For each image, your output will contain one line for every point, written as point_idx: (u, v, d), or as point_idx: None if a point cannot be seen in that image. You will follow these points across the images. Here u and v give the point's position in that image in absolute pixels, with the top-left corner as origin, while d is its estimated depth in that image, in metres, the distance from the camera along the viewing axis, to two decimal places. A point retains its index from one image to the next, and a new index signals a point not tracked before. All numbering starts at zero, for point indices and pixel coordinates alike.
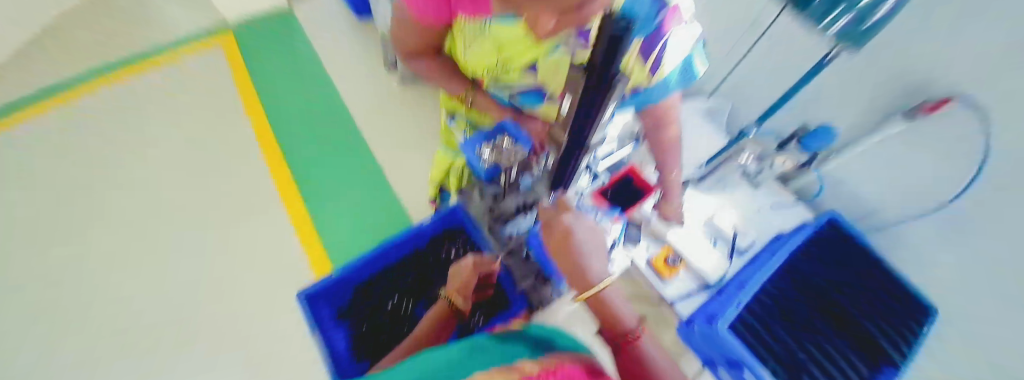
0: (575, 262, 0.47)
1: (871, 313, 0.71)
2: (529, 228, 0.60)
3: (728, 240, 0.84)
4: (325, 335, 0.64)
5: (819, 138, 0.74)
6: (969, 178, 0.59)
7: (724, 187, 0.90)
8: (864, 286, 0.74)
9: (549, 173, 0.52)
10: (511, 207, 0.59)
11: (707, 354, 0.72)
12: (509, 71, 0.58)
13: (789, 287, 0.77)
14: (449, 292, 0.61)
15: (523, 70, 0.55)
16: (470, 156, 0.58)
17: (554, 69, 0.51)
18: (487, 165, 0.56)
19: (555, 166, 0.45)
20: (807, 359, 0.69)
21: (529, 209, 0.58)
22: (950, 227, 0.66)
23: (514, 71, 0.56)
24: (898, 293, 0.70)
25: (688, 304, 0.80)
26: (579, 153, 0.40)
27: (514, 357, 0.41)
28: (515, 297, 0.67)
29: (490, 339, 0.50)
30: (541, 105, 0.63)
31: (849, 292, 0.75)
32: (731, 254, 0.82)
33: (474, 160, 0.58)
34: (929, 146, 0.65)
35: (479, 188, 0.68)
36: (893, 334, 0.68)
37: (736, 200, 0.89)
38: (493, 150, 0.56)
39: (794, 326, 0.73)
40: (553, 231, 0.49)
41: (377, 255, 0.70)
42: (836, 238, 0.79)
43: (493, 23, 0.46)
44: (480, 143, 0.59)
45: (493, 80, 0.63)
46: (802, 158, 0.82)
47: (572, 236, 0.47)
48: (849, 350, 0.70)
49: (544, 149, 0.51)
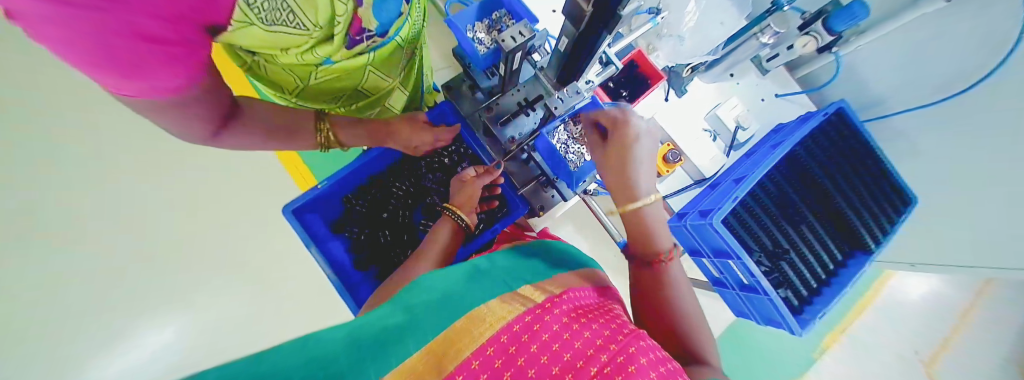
0: (628, 171, 0.53)
1: (859, 204, 0.72)
2: (535, 130, 0.52)
3: (728, 135, 0.89)
4: (322, 246, 0.63)
5: (846, 16, 0.65)
6: (1006, 53, 0.56)
7: (730, 75, 0.88)
8: (862, 180, 0.74)
9: (563, 66, 0.44)
10: (511, 104, 0.51)
11: (693, 244, 0.78)
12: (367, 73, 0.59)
13: (788, 177, 0.74)
14: (456, 207, 0.57)
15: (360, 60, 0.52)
16: (463, 39, 0.47)
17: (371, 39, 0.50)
18: (488, 50, 0.46)
19: (576, 49, 0.38)
20: (794, 247, 0.70)
21: (535, 107, 0.51)
22: (965, 114, 0.66)
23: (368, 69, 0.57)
24: (886, 187, 0.74)
25: (680, 197, 0.90)
26: (600, 35, 0.34)
27: (508, 279, 0.46)
28: (513, 201, 0.65)
29: (484, 257, 0.54)
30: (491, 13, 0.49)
31: (845, 186, 0.73)
32: (728, 149, 0.89)
33: (469, 46, 0.47)
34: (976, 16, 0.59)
35: (470, 85, 0.58)
36: (870, 221, 0.72)
37: (740, 90, 0.90)
38: (490, 33, 0.48)
39: (786, 215, 0.72)
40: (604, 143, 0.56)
41: (362, 163, 0.64)
42: (839, 128, 0.76)
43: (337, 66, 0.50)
44: (474, 24, 0.49)
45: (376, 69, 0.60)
46: (827, 41, 0.70)
47: (625, 144, 0.53)
48: (831, 237, 0.72)
49: (563, 62, 0.43)
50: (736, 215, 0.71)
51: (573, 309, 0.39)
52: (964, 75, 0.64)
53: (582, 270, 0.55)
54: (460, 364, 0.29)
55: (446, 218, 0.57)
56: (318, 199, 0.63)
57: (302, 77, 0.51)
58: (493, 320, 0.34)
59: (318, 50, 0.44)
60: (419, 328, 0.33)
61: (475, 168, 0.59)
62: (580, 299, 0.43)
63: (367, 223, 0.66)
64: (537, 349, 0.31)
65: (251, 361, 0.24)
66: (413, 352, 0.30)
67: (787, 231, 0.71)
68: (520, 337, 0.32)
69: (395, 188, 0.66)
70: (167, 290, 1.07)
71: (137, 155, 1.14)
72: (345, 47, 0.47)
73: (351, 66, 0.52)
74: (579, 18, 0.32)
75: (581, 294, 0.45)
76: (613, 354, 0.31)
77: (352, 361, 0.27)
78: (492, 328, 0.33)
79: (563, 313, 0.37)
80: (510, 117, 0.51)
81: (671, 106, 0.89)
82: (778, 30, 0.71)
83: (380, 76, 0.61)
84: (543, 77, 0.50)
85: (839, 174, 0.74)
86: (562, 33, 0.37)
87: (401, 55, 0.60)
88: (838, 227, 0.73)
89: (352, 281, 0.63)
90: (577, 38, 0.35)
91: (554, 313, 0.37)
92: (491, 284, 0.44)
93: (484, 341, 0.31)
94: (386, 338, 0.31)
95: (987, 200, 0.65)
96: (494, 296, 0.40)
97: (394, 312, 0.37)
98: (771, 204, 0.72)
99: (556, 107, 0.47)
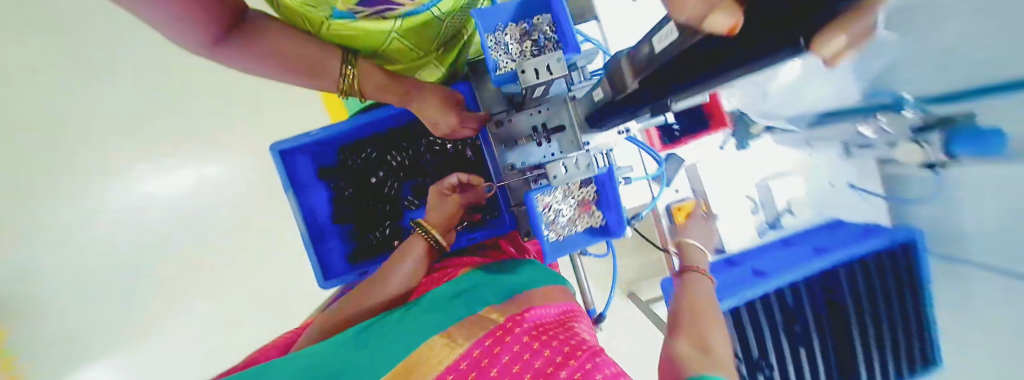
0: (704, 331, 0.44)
1: (877, 339, 0.65)
2: (540, 162, 0.41)
3: (773, 213, 0.78)
4: (304, 193, 0.61)
5: (972, 144, 0.45)
6: None
7: (809, 146, 0.73)
8: (892, 321, 0.64)
9: (603, 117, 0.32)
10: (524, 126, 0.41)
11: None
12: None
13: (811, 294, 0.66)
14: (431, 226, 0.51)
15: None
16: (484, 44, 0.33)
17: None
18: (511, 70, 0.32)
19: (616, 106, 0.27)
20: (781, 359, 0.67)
21: (548, 139, 0.41)
22: None
23: None
24: (915, 342, 0.62)
25: None
26: (646, 107, 0.25)
27: (473, 296, 0.44)
28: (504, 217, 0.59)
29: (460, 268, 0.53)
30: (532, 16, 0.34)
31: (873, 318, 0.65)
32: (766, 228, 0.79)
33: (489, 55, 0.33)
34: None
35: None
36: (878, 362, 0.65)
37: (812, 167, 0.77)
38: (524, 42, 0.34)
39: (789, 327, 0.67)
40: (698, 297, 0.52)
41: (365, 122, 0.59)
42: (897, 263, 0.62)
43: None
44: (505, 21, 0.34)
45: None
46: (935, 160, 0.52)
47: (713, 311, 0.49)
48: (827, 362, 0.67)
49: (603, 114, 0.32)
50: (736, 313, 0.65)
51: (535, 328, 0.38)
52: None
53: (552, 285, 0.51)
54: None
55: (418, 236, 0.51)
56: (313, 145, 0.60)
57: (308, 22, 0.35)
58: (438, 355, 0.34)
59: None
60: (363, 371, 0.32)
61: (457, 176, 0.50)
62: (543, 317, 0.41)
63: (356, 183, 0.63)
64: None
65: None
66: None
67: (779, 343, 0.66)
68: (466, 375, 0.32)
69: (391, 157, 0.62)
70: None
71: None
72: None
73: (365, 29, 0.35)
74: (617, 79, 0.24)
75: (544, 310, 0.42)
76: None
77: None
78: (439, 364, 0.33)
79: (518, 337, 0.36)
80: (519, 141, 0.42)
81: (723, 158, 0.78)
82: (883, 128, 0.54)
83: (410, 48, 0.41)
84: (572, 107, 0.40)
85: (873, 303, 0.65)
86: (600, 81, 0.29)
87: (444, 25, 0.39)
88: (839, 355, 0.67)
89: (325, 234, 0.63)
90: (612, 100, 0.27)
91: (507, 340, 0.35)
92: (454, 304, 0.43)
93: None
94: (336, 378, 0.32)
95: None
96: (452, 321, 0.39)
97: (353, 344, 0.38)
98: (779, 311, 0.66)
99: (556, 176, 0.32)
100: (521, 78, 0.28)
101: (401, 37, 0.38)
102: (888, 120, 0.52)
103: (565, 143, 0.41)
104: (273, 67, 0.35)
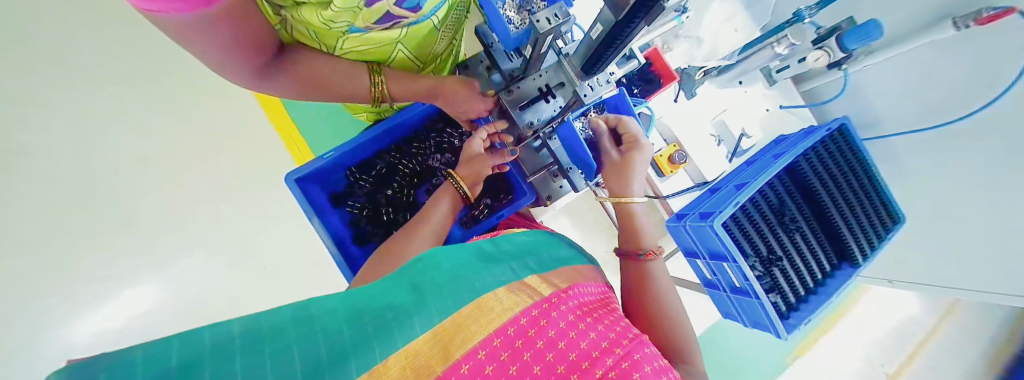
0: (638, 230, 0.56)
1: (848, 215, 0.72)
2: (553, 117, 0.52)
3: (733, 142, 0.90)
4: (324, 217, 0.66)
5: (861, 35, 0.64)
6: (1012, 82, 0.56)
7: (738, 83, 0.85)
8: (851, 190, 0.73)
9: (597, 53, 0.41)
10: (530, 90, 0.52)
11: (689, 246, 0.80)
12: (386, 43, 0.54)
13: (789, 188, 0.75)
14: (458, 177, 0.61)
15: (371, 23, 0.46)
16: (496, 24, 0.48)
17: (380, 38, 0.51)
18: (518, 31, 0.49)
19: (615, 31, 0.35)
20: (786, 255, 0.71)
21: (557, 94, 0.52)
22: (944, 142, 0.68)
23: (392, 40, 0.54)
24: (876, 201, 0.73)
25: (679, 199, 0.92)
26: (633, 26, 0.33)
27: (515, 266, 0.43)
28: (522, 189, 0.69)
29: (487, 240, 0.53)
30: None
31: (838, 196, 0.73)
32: (731, 155, 0.90)
33: (502, 28, 0.49)
34: (993, 54, 0.58)
35: (487, 67, 0.63)
36: (862, 237, 0.72)
37: (746, 98, 0.88)
38: (520, 11, 0.50)
39: (783, 226, 0.72)
40: (614, 152, 0.58)
41: (376, 137, 0.68)
42: (842, 146, 0.75)
43: (355, 32, 0.48)
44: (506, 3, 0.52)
45: (403, 49, 0.58)
46: (837, 58, 0.69)
47: (630, 214, 0.57)
48: (822, 248, 0.73)
49: (598, 49, 0.40)
50: (736, 220, 0.71)
51: (580, 306, 0.36)
52: (969, 98, 0.63)
53: (577, 265, 0.50)
54: (467, 352, 0.26)
55: (448, 186, 0.61)
56: (328, 170, 0.67)
57: (328, 45, 0.52)
58: (501, 310, 0.32)
59: (336, 11, 0.42)
60: (427, 306, 0.30)
61: (487, 127, 0.59)
62: (585, 295, 0.40)
63: (369, 199, 0.69)
64: (544, 345, 0.29)
65: (242, 323, 0.23)
66: (419, 335, 0.26)
67: (781, 239, 0.71)
68: (527, 331, 0.30)
69: (401, 166, 0.70)
70: (134, 257, 1.04)
71: (111, 116, 1.11)
72: (362, 2, 0.41)
73: (381, 39, 0.52)
74: (604, 18, 0.35)
75: (584, 289, 0.41)
76: (617, 359, 0.28)
77: (355, 335, 0.25)
78: (500, 317, 0.30)
79: (570, 310, 0.34)
80: (528, 103, 0.53)
81: (680, 108, 0.89)
82: (794, 44, 0.71)
83: (411, 55, 0.61)
84: (567, 64, 0.49)
85: (836, 188, 0.73)
86: (598, 19, 0.37)
87: (441, 31, 0.59)
88: (829, 240, 0.74)
89: (351, 256, 0.66)
90: (612, 26, 0.35)
91: (561, 309, 0.34)
92: (497, 269, 0.41)
93: (491, 330, 0.29)
94: (400, 312, 0.29)
95: (989, 223, 0.64)
96: (502, 283, 0.37)
97: (399, 290, 0.34)
98: (768, 211, 0.73)
99: (586, 96, 0.48)
100: (534, 30, 0.38)
101: (406, 45, 0.57)
102: (792, 35, 0.70)
103: (566, 95, 0.52)
104: (295, 89, 0.54)
